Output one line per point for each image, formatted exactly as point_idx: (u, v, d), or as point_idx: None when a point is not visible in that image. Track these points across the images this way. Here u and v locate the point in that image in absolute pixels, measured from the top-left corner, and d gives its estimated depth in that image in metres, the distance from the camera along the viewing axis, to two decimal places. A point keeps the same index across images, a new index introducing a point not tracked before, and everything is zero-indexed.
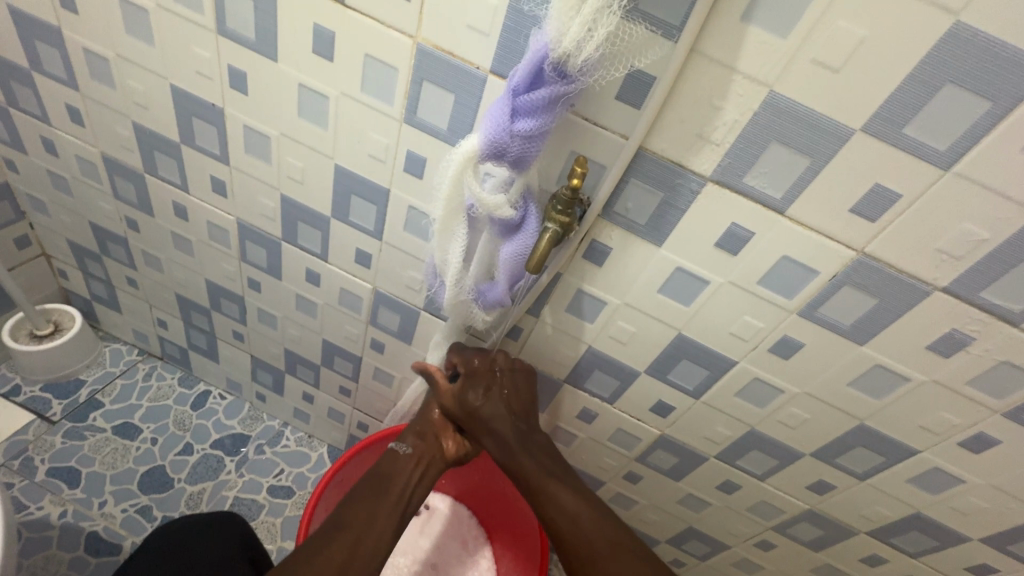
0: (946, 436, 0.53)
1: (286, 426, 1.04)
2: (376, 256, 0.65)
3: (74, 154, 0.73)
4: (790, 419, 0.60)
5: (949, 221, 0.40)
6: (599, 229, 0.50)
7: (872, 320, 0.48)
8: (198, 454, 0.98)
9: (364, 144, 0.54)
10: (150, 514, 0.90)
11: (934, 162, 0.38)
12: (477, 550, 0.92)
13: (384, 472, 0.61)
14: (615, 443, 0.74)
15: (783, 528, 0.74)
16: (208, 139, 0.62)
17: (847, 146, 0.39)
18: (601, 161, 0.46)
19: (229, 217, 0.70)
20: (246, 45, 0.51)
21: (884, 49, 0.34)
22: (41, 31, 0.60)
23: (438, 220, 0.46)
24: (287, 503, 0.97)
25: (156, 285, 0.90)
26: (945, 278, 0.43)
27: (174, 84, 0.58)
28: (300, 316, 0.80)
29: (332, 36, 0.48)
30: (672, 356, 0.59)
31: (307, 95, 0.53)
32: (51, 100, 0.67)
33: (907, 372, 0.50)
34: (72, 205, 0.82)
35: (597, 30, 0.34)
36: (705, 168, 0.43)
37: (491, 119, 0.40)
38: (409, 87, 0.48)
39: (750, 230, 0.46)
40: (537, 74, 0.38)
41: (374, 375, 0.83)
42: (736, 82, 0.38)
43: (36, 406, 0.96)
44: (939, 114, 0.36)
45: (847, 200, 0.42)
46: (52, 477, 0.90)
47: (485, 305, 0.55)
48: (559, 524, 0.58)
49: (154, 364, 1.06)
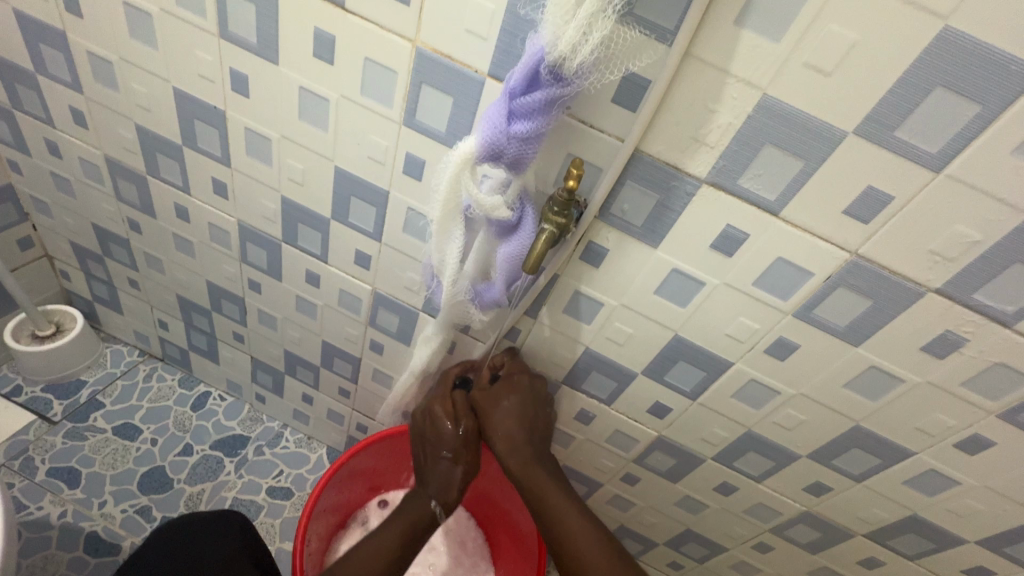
0: (941, 438, 0.54)
1: (286, 427, 1.05)
2: (375, 257, 0.65)
3: (77, 157, 0.74)
4: (786, 420, 0.60)
5: (941, 223, 0.41)
6: (596, 230, 0.51)
7: (866, 321, 0.48)
8: (197, 455, 0.98)
9: (364, 147, 0.55)
10: (149, 514, 0.90)
11: (926, 165, 0.38)
12: (474, 551, 0.93)
13: (416, 517, 0.65)
14: (612, 445, 0.74)
15: (780, 530, 0.74)
16: (210, 141, 0.63)
17: (839, 149, 0.40)
18: (597, 162, 0.46)
19: (230, 219, 0.71)
20: (248, 48, 0.52)
21: (875, 52, 0.35)
22: (46, 34, 0.60)
23: (436, 220, 0.47)
24: (286, 504, 0.97)
25: (158, 286, 0.90)
26: (938, 279, 0.44)
27: (176, 87, 0.59)
28: (300, 317, 0.80)
29: (333, 40, 0.48)
30: (669, 358, 0.59)
31: (308, 98, 0.53)
32: (55, 103, 0.68)
33: (902, 373, 0.50)
34: (75, 207, 0.83)
35: (592, 34, 0.35)
36: (700, 170, 0.44)
37: (489, 121, 0.40)
38: (408, 89, 0.49)
39: (745, 231, 0.46)
40: (534, 76, 0.38)
41: (374, 376, 0.84)
42: (730, 85, 0.39)
43: (37, 407, 0.96)
44: (930, 117, 0.36)
45: (841, 202, 0.42)
46: (52, 477, 0.90)
47: (483, 306, 0.55)
48: (578, 545, 0.58)
49: (155, 365, 1.06)
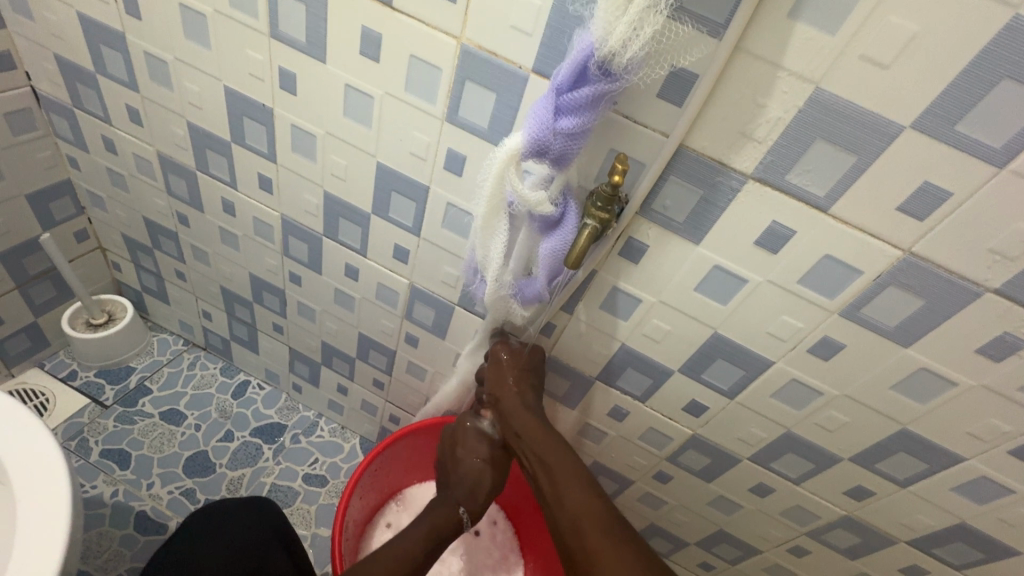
0: (995, 444, 0.52)
1: (321, 417, 1.08)
2: (413, 252, 0.67)
3: (132, 153, 0.78)
4: (828, 422, 0.59)
5: (1003, 221, 0.39)
6: (636, 226, 0.51)
7: (918, 322, 0.47)
8: (238, 441, 1.02)
9: (407, 143, 0.56)
10: (194, 496, 0.94)
11: (988, 160, 0.37)
12: (503, 542, 0.94)
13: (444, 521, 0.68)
14: (645, 442, 0.74)
15: (818, 534, 0.73)
16: (257, 138, 0.65)
17: (895, 144, 0.39)
18: (641, 158, 0.46)
19: (274, 213, 0.73)
20: (297, 47, 0.54)
21: (937, 44, 0.34)
22: (108, 36, 0.64)
23: (480, 216, 0.47)
24: (321, 491, 0.99)
25: (203, 278, 0.94)
26: (997, 280, 0.42)
27: (227, 86, 0.61)
28: (338, 309, 0.82)
29: (380, 38, 0.49)
30: (707, 356, 0.59)
31: (353, 96, 0.55)
32: (113, 101, 0.71)
33: (955, 376, 0.49)
34: (128, 201, 0.87)
35: (644, 29, 0.35)
36: (746, 166, 0.43)
37: (535, 117, 0.41)
38: (452, 86, 0.50)
39: (792, 228, 0.45)
40: (581, 72, 0.39)
41: (408, 368, 0.85)
42: (781, 79, 0.38)
43: (91, 391, 1.02)
44: (995, 110, 0.35)
45: (895, 198, 0.41)
46: (105, 458, 0.95)
47: (522, 301, 0.56)
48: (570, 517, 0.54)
49: (198, 354, 1.11)
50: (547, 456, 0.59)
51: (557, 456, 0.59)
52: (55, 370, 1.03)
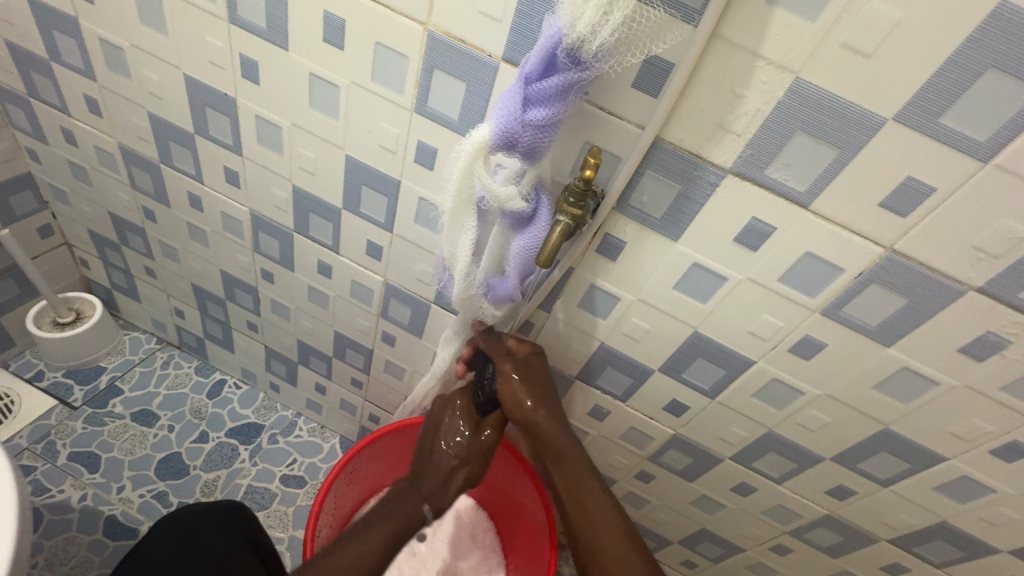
0: (977, 444, 0.51)
1: (299, 416, 1.06)
2: (387, 248, 0.64)
3: (93, 145, 0.74)
4: (810, 422, 0.58)
5: (988, 216, 0.38)
6: (613, 223, 0.49)
7: (901, 321, 0.46)
8: (213, 442, 0.99)
9: (376, 135, 0.53)
10: (167, 499, 0.92)
11: (974, 154, 0.36)
12: (485, 541, 0.93)
13: (405, 518, 0.68)
14: (627, 442, 0.72)
15: (800, 533, 0.72)
16: (221, 129, 0.62)
17: (879, 136, 0.37)
18: (615, 152, 0.44)
19: (243, 209, 0.71)
20: (258, 34, 0.51)
21: (920, 33, 0.32)
22: (60, 21, 0.60)
23: (447, 211, 0.45)
24: (299, 492, 0.97)
25: (174, 275, 0.91)
26: (981, 278, 0.41)
27: (188, 75, 0.58)
28: (313, 307, 0.79)
29: (343, 24, 0.47)
30: (687, 355, 0.57)
31: (318, 85, 0.52)
32: (70, 90, 0.68)
33: (937, 376, 0.48)
34: (93, 196, 0.83)
35: (613, 15, 0.33)
36: (725, 160, 0.41)
37: (502, 108, 0.38)
38: (420, 76, 0.47)
39: (771, 225, 0.44)
40: (550, 61, 0.37)
41: (386, 368, 0.83)
42: (760, 69, 0.36)
43: (58, 392, 0.98)
44: (980, 103, 0.34)
45: (878, 193, 0.39)
46: (73, 461, 0.92)
47: (495, 300, 0.54)
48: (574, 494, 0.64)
49: (172, 353, 1.08)
50: (587, 500, 0.63)
51: (596, 502, 0.63)
52: (21, 371, 0.99)
